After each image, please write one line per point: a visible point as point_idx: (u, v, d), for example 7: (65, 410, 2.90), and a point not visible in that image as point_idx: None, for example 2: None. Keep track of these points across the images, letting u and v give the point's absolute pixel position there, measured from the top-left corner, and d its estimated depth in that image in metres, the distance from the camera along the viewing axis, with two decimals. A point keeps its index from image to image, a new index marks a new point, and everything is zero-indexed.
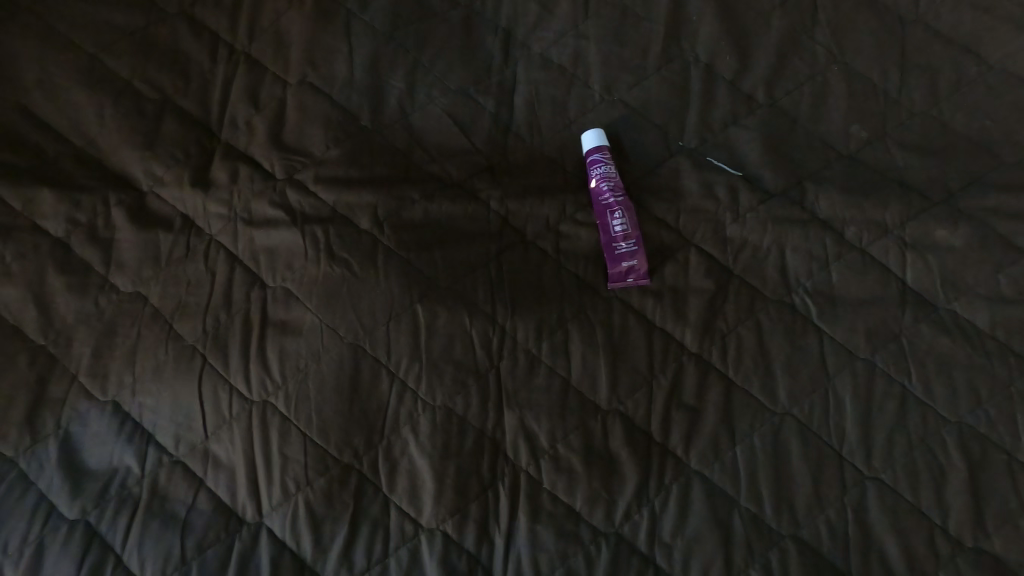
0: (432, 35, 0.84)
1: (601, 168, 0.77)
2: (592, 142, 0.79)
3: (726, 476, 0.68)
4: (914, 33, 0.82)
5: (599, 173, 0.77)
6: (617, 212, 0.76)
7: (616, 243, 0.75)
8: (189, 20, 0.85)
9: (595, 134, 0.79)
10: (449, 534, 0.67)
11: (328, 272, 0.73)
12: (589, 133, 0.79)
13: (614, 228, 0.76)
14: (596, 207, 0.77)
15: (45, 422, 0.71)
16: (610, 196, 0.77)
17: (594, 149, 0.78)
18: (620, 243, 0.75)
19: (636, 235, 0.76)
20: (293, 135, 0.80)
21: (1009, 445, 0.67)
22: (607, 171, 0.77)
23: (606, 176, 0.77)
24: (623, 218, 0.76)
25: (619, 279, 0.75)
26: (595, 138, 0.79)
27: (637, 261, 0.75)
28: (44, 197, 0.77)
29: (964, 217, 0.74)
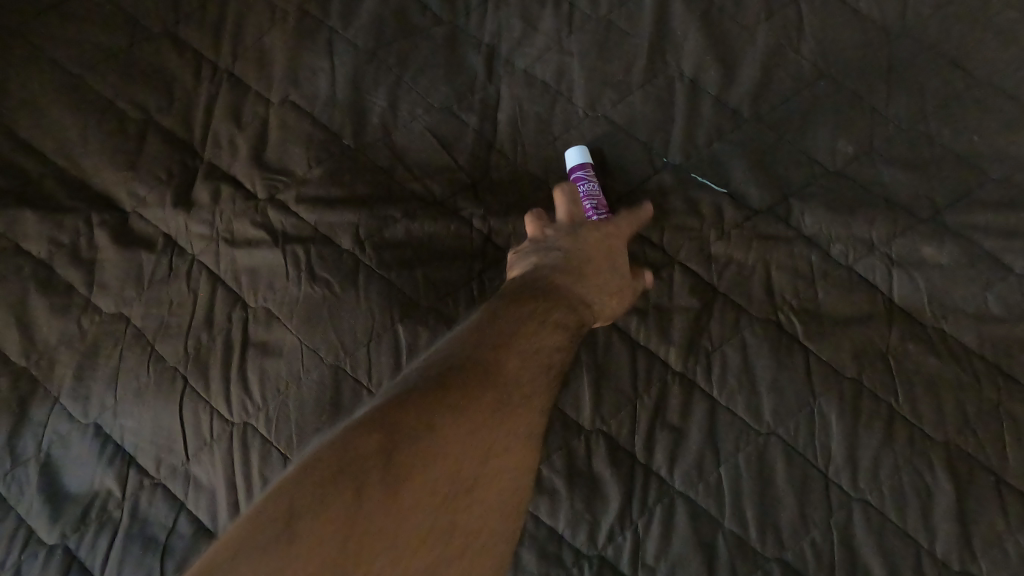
0: (415, 51, 0.84)
1: (584, 185, 0.76)
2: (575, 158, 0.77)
3: (710, 498, 0.68)
4: (901, 47, 0.81)
5: (582, 190, 0.76)
6: None
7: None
8: (173, 39, 0.85)
9: (578, 151, 0.77)
10: None
11: (310, 293, 0.73)
12: (572, 150, 0.78)
13: None
14: None
15: (27, 445, 0.71)
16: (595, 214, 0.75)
17: (577, 167, 0.77)
18: None
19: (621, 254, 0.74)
20: (275, 154, 0.79)
21: (997, 466, 0.66)
22: (590, 188, 0.76)
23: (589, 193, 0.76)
24: None
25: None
26: (578, 154, 0.77)
27: None
28: (27, 218, 0.77)
29: (952, 234, 0.73)
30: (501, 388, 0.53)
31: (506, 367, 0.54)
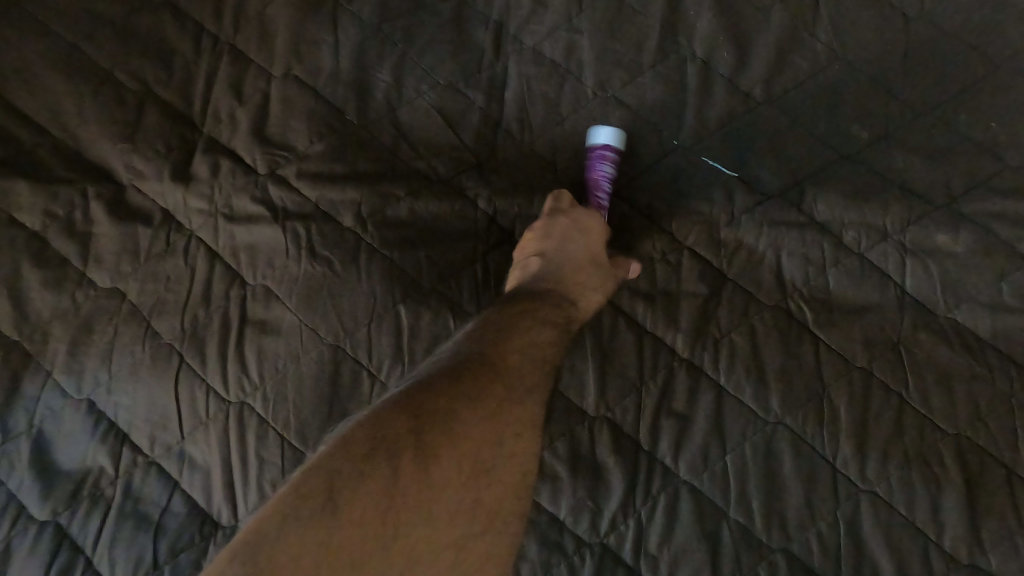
0: (421, 27, 0.82)
1: (605, 168, 0.73)
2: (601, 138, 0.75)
3: (715, 486, 0.66)
4: (920, 31, 0.79)
5: (602, 172, 0.73)
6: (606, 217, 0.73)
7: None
8: (172, 9, 0.82)
9: (609, 132, 0.74)
10: None
11: (310, 271, 0.71)
12: (603, 129, 0.74)
13: None
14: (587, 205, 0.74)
15: (17, 421, 0.69)
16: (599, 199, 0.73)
17: (604, 147, 0.74)
18: None
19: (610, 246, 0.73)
20: (276, 129, 0.77)
21: (1008, 460, 0.65)
22: (609, 173, 0.73)
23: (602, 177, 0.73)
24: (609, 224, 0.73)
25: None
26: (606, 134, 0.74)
27: None
28: (20, 189, 0.75)
29: (967, 223, 0.72)
30: (513, 390, 0.50)
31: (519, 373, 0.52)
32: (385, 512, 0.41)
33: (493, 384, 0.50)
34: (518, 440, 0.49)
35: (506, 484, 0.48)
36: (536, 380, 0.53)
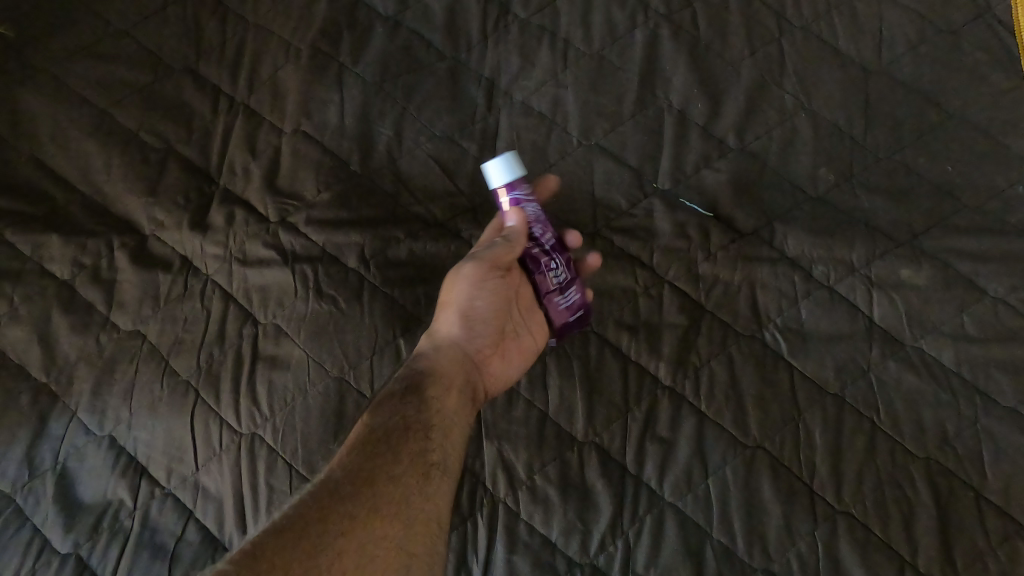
0: (419, 85, 0.89)
1: (530, 208, 0.72)
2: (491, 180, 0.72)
3: (699, 508, 0.70)
4: (877, 82, 0.86)
5: (530, 214, 0.72)
6: (555, 258, 0.73)
7: (562, 294, 0.73)
8: (194, 74, 0.90)
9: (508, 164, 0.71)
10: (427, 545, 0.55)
11: (317, 310, 0.77)
12: (503, 163, 0.71)
13: (553, 280, 0.73)
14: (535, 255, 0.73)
15: (43, 458, 0.74)
16: (541, 242, 0.73)
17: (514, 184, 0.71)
18: (559, 295, 0.73)
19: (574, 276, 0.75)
20: (287, 180, 0.84)
21: (975, 481, 0.69)
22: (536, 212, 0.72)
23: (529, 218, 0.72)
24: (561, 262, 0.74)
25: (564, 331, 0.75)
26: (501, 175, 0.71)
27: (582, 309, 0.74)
28: (52, 241, 0.81)
29: (928, 258, 0.77)
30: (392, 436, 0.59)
31: (403, 450, 0.58)
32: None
33: (410, 436, 0.60)
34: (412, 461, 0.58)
35: (420, 490, 0.57)
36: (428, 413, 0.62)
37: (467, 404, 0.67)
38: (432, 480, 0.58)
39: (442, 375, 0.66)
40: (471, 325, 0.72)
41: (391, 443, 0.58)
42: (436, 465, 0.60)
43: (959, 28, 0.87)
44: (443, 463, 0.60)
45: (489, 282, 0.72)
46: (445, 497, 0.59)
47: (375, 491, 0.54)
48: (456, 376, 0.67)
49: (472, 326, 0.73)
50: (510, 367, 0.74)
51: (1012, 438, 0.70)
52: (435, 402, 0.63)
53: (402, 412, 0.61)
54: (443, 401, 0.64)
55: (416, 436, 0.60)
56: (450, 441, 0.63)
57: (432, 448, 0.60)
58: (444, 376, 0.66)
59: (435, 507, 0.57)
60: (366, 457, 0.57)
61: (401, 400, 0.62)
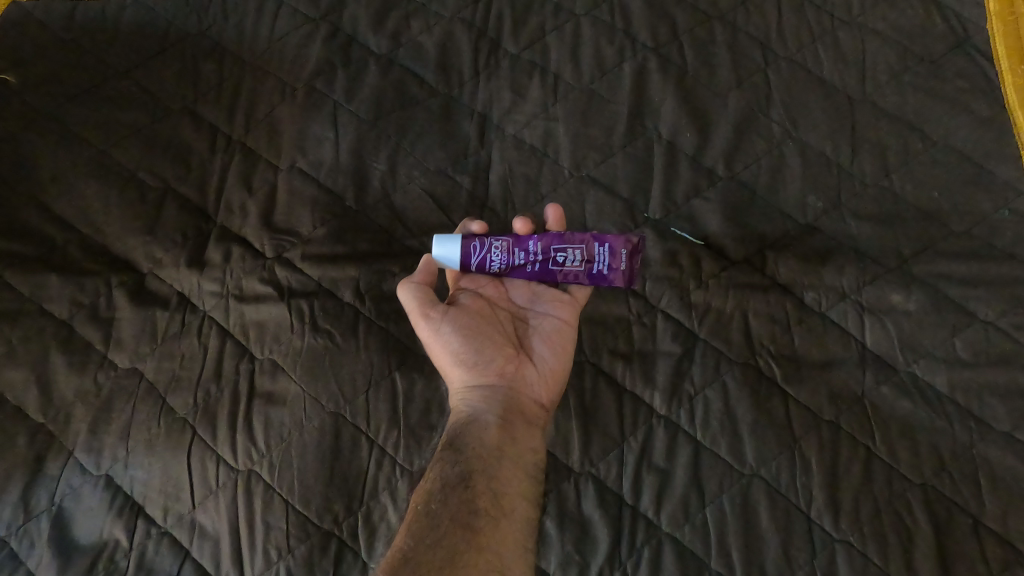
0: (412, 121, 0.91)
1: (498, 252, 0.77)
2: (444, 263, 0.76)
3: (696, 539, 0.70)
4: (862, 111, 0.88)
5: (505, 254, 0.77)
6: (558, 255, 0.77)
7: (593, 264, 0.77)
8: (192, 114, 0.92)
9: (441, 245, 0.76)
10: None
11: (313, 344, 0.78)
12: (439, 250, 0.76)
13: (577, 265, 0.78)
14: (548, 272, 0.78)
15: (39, 499, 0.74)
16: (534, 258, 0.77)
17: (467, 249, 0.76)
18: (593, 265, 0.77)
19: (581, 242, 0.78)
20: (283, 217, 0.86)
21: (973, 507, 0.69)
22: (503, 247, 0.77)
23: (504, 262, 0.77)
24: (563, 247, 0.77)
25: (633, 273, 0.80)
26: (448, 250, 0.76)
27: (618, 246, 0.77)
28: (51, 281, 0.82)
29: (918, 283, 0.78)
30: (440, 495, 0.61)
31: (446, 509, 0.59)
32: None
33: (457, 491, 0.61)
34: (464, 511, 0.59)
35: (479, 537, 0.57)
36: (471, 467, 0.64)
37: (508, 442, 0.68)
38: (485, 530, 0.58)
39: (475, 424, 0.69)
40: (472, 363, 0.73)
41: (434, 507, 0.59)
42: (485, 513, 0.60)
43: (939, 57, 0.89)
44: (490, 512, 0.60)
45: (450, 318, 0.73)
46: (506, 542, 0.59)
47: (424, 556, 0.54)
48: (487, 417, 0.69)
49: (476, 364, 0.73)
50: (547, 373, 0.75)
51: (1008, 463, 0.70)
52: (470, 455, 0.65)
53: (446, 473, 0.63)
54: (477, 452, 0.66)
55: (458, 489, 0.61)
56: (498, 489, 0.63)
57: (479, 496, 0.62)
58: (476, 424, 0.69)
59: (501, 554, 0.57)
60: (411, 530, 0.57)
61: (441, 462, 0.65)
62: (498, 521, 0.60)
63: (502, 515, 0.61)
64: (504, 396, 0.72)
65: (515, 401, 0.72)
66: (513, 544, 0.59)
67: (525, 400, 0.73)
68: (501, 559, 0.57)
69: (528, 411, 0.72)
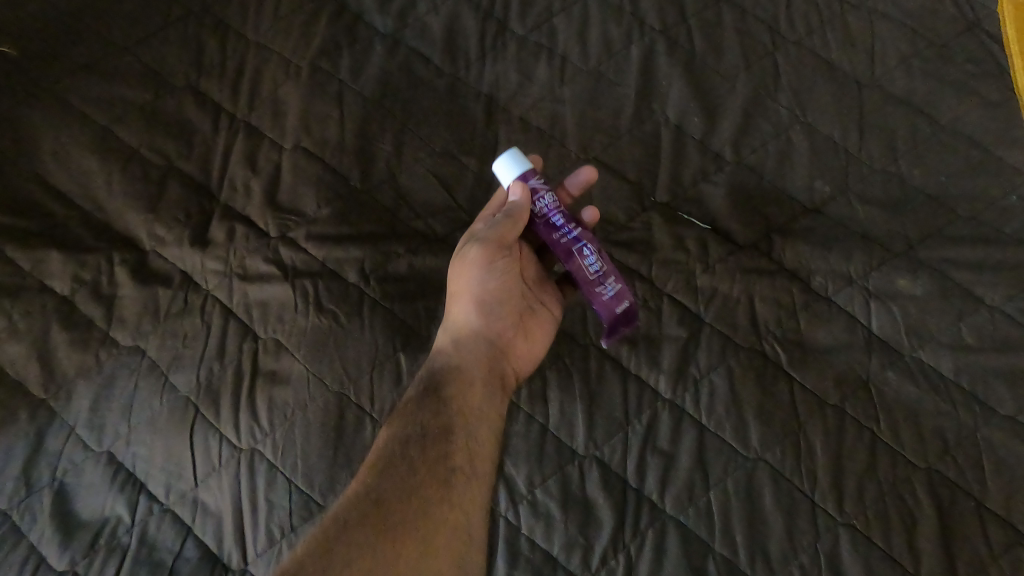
0: (418, 102, 0.90)
1: (545, 198, 0.71)
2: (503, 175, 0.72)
3: (700, 521, 0.70)
4: (871, 95, 0.87)
5: (548, 204, 0.71)
6: (586, 247, 0.70)
7: (602, 283, 0.69)
8: (195, 92, 0.91)
9: (515, 157, 0.72)
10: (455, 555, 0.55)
11: (317, 324, 0.77)
12: (510, 158, 0.72)
13: (591, 269, 0.69)
14: (567, 248, 0.70)
15: (40, 475, 0.73)
16: (568, 230, 0.70)
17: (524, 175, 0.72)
18: (603, 283, 0.69)
19: (614, 269, 0.70)
20: (286, 196, 0.85)
21: (977, 492, 0.69)
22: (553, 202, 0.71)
23: (545, 211, 0.71)
24: (594, 252, 0.70)
25: (615, 331, 0.74)
26: (512, 170, 0.71)
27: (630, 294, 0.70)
28: (52, 257, 0.81)
29: (925, 269, 0.78)
30: (412, 448, 0.59)
31: (418, 462, 0.58)
32: None
33: (434, 446, 0.60)
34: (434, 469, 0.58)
35: (445, 498, 0.57)
36: (452, 418, 0.63)
37: (491, 401, 0.67)
38: (455, 489, 0.58)
39: (460, 369, 0.67)
40: (482, 304, 0.72)
41: (409, 457, 0.58)
42: (460, 473, 0.59)
43: (948, 42, 0.89)
44: (465, 471, 0.60)
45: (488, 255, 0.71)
46: (473, 502, 0.59)
47: (390, 508, 0.54)
48: (475, 368, 0.68)
49: (485, 305, 0.72)
50: (533, 346, 0.74)
51: (1012, 447, 0.70)
52: (455, 405, 0.64)
53: (421, 419, 0.62)
54: (462, 401, 0.64)
55: (435, 442, 0.60)
56: (475, 446, 0.62)
57: (455, 453, 0.60)
58: (462, 369, 0.67)
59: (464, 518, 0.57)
60: (380, 475, 0.57)
61: (422, 404, 0.63)
62: (471, 481, 0.60)
63: (473, 476, 0.60)
64: (492, 350, 0.71)
65: (501, 358, 0.71)
66: (480, 502, 0.60)
67: (511, 360, 0.72)
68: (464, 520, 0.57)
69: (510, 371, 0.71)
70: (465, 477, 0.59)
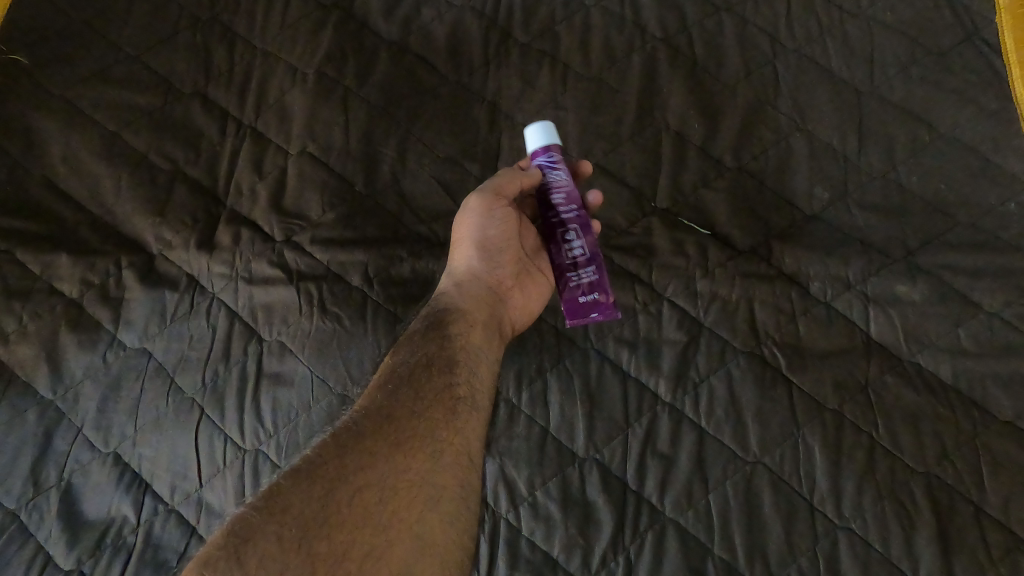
0: (422, 108, 0.91)
1: (553, 174, 0.74)
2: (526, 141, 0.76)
3: (699, 524, 0.70)
4: (870, 103, 0.88)
5: (554, 181, 0.74)
6: (574, 233, 0.73)
7: (575, 272, 0.73)
8: (203, 99, 0.93)
9: (544, 130, 0.75)
10: (455, 476, 0.57)
11: (321, 326, 0.78)
12: (539, 129, 0.75)
13: (569, 254, 0.73)
14: (555, 227, 0.74)
15: (47, 475, 0.74)
16: (560, 212, 0.74)
17: (543, 149, 0.75)
18: (575, 271, 0.73)
19: (596, 259, 0.73)
20: (291, 201, 0.86)
21: (976, 496, 0.69)
22: (560, 179, 0.74)
23: (548, 186, 0.74)
24: (580, 240, 0.73)
25: (576, 315, 0.74)
26: (535, 139, 0.75)
27: (601, 293, 0.73)
28: (61, 261, 0.83)
29: (923, 274, 0.78)
30: (416, 376, 0.62)
31: (422, 387, 0.61)
32: (335, 510, 0.51)
33: (437, 375, 0.63)
34: (435, 397, 0.61)
35: (445, 421, 0.60)
36: (454, 350, 0.66)
37: (489, 343, 0.69)
38: (456, 414, 0.61)
39: (460, 308, 0.70)
40: (485, 254, 0.75)
41: (413, 382, 0.61)
42: (462, 403, 0.62)
43: (947, 50, 0.89)
44: (469, 399, 0.63)
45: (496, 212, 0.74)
46: (473, 431, 0.61)
47: (392, 427, 0.57)
48: (476, 311, 0.70)
49: (488, 256, 0.75)
50: (527, 304, 0.77)
51: (1010, 451, 0.70)
52: (459, 338, 0.67)
53: (425, 351, 0.65)
54: (467, 337, 0.67)
55: (439, 371, 0.63)
56: (476, 379, 0.65)
57: (457, 383, 0.63)
58: (463, 309, 0.70)
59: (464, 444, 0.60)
60: (388, 393, 0.60)
61: (426, 337, 0.66)
62: (474, 407, 0.63)
63: (474, 407, 0.63)
64: (493, 294, 0.73)
65: (499, 307, 0.74)
66: (480, 429, 0.62)
67: (507, 312, 0.75)
68: (465, 445, 0.60)
69: (505, 323, 0.74)
70: (466, 405, 0.62)
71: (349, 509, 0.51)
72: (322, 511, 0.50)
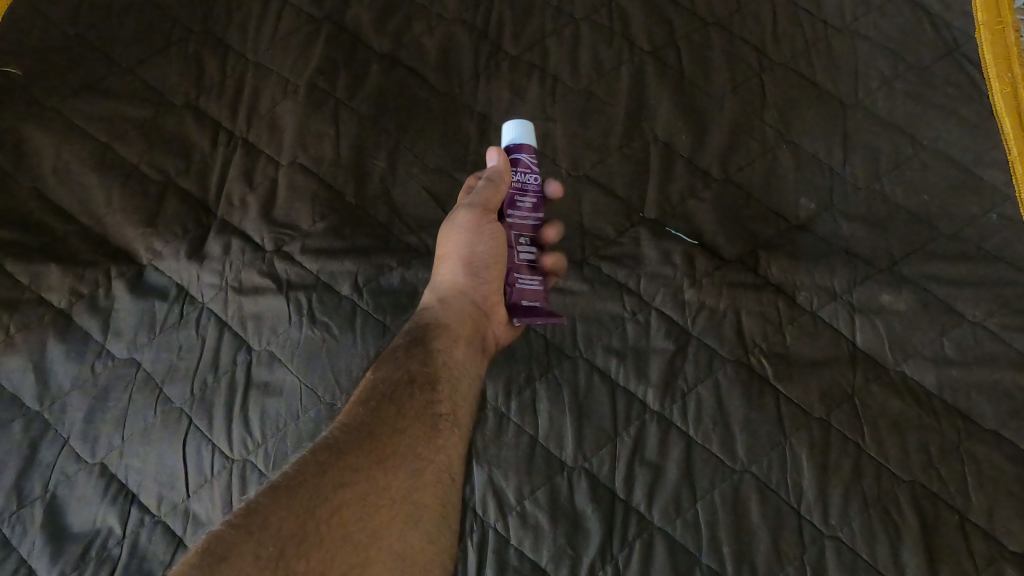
0: (413, 120, 0.92)
1: None
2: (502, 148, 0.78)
3: (687, 533, 0.70)
4: (854, 116, 0.89)
5: None
6: None
7: None
8: (194, 110, 0.93)
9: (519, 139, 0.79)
10: (436, 495, 0.58)
11: (310, 336, 0.79)
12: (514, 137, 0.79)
13: None
14: None
15: (33, 487, 0.74)
16: None
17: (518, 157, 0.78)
18: None
19: None
20: (282, 211, 0.86)
21: (961, 504, 0.69)
22: None
23: None
24: None
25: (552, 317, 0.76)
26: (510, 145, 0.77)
27: None
28: (50, 271, 0.83)
29: (908, 284, 0.79)
30: (398, 392, 0.62)
31: (405, 403, 0.61)
32: (315, 526, 0.50)
33: (419, 392, 0.63)
34: (417, 415, 0.61)
35: (426, 440, 0.60)
36: (436, 367, 0.66)
37: (472, 359, 0.70)
38: (438, 432, 0.61)
39: (444, 323, 0.70)
40: (471, 271, 0.75)
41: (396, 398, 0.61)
42: (445, 420, 0.63)
43: (930, 64, 0.91)
44: (451, 416, 0.63)
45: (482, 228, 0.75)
46: (454, 449, 0.62)
47: (373, 444, 0.57)
48: (460, 327, 0.71)
49: (474, 272, 0.75)
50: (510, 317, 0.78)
51: (994, 460, 0.71)
52: (442, 354, 0.67)
53: (408, 367, 0.65)
54: (449, 353, 0.68)
55: (422, 388, 0.63)
56: (458, 395, 0.66)
57: (440, 401, 0.63)
58: (446, 325, 0.70)
59: (444, 461, 0.60)
60: (370, 409, 0.60)
61: (409, 353, 0.66)
62: (455, 424, 0.63)
63: (455, 425, 0.63)
64: (477, 310, 0.74)
65: (483, 322, 0.74)
66: (461, 444, 0.63)
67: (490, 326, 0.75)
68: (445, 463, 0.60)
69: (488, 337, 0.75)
70: (447, 423, 0.63)
71: (330, 528, 0.51)
72: (300, 530, 0.50)
